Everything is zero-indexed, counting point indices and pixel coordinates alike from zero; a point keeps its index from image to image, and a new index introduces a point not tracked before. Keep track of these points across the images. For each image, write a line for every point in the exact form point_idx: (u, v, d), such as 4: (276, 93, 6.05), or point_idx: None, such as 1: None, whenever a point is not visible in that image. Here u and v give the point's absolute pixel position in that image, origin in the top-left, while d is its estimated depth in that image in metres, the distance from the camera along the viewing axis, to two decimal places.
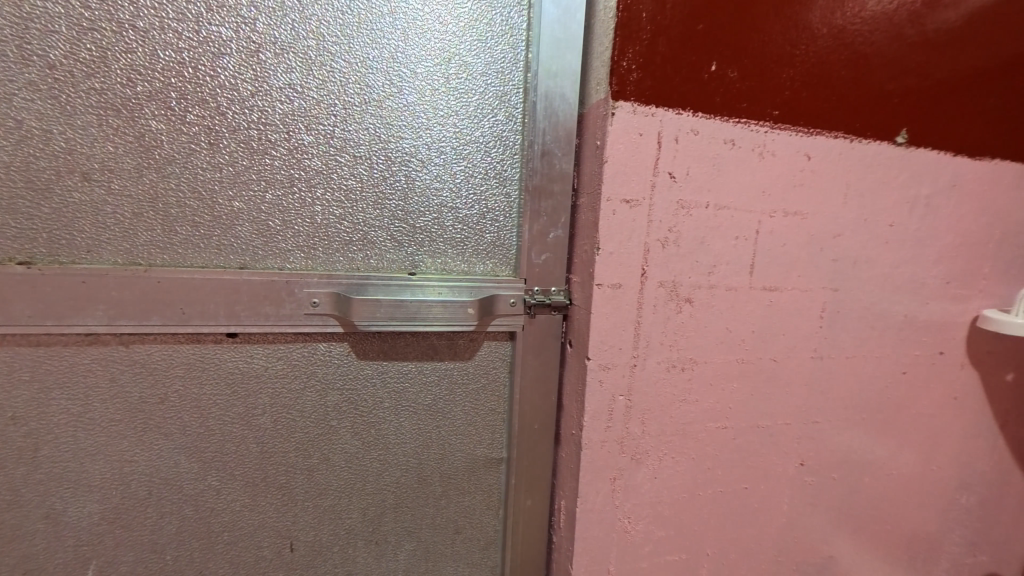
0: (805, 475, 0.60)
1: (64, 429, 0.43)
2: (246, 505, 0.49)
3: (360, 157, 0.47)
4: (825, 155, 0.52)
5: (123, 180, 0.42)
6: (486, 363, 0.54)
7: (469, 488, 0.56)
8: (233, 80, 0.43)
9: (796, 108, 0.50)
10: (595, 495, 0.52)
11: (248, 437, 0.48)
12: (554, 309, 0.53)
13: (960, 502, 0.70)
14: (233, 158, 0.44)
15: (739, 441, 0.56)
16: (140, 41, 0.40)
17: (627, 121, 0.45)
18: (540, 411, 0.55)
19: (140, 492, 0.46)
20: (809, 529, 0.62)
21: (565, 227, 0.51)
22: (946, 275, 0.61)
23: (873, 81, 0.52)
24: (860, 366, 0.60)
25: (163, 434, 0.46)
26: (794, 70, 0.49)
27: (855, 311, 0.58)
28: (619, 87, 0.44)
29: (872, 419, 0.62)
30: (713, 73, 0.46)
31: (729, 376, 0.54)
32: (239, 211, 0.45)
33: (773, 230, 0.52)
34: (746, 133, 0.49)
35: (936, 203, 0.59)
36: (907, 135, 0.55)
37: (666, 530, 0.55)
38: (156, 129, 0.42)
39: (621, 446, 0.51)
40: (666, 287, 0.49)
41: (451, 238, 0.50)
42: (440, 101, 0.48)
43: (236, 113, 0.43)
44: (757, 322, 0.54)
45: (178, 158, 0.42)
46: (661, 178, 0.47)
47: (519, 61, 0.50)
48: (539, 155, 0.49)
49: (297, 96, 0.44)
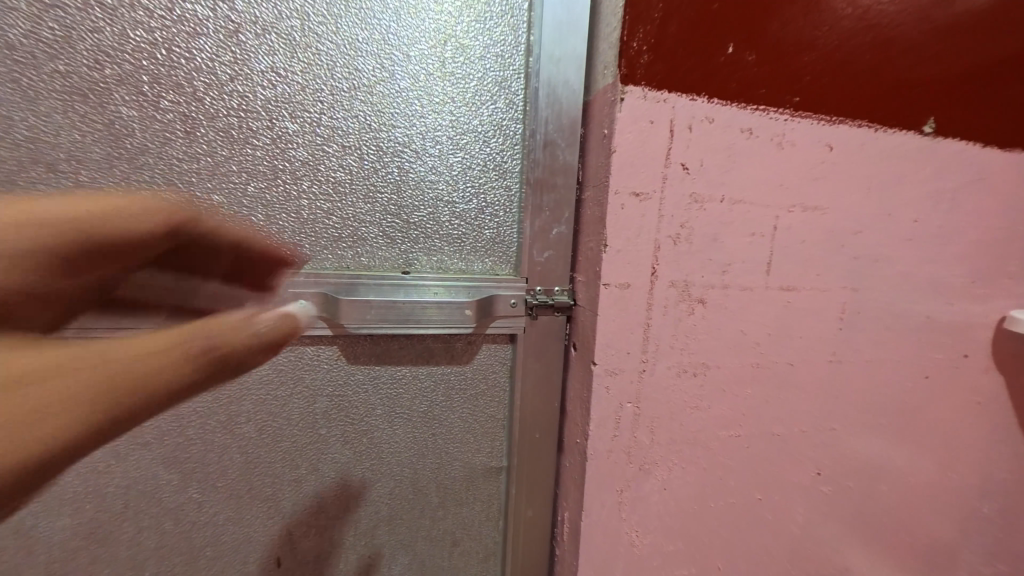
0: (820, 485, 0.57)
1: (269, 311, 0.28)
2: (229, 518, 0.46)
3: (350, 147, 0.43)
4: (847, 146, 0.49)
5: (92, 172, 0.38)
6: (486, 367, 0.51)
7: (468, 498, 0.53)
8: (210, 63, 0.39)
9: (818, 94, 0.46)
10: (600, 506, 0.49)
11: (230, 447, 0.45)
12: (557, 310, 0.50)
13: (981, 509, 0.67)
14: (212, 148, 0.41)
15: (753, 449, 0.53)
16: (108, 20, 0.37)
17: (637, 108, 0.41)
18: (542, 418, 0.52)
19: (117, 504, 0.43)
20: (823, 541, 0.59)
21: (569, 223, 0.48)
22: (972, 274, 0.58)
23: (898, 68, 0.49)
24: (880, 369, 0.56)
25: (140, 444, 0.43)
26: (816, 54, 0.45)
27: (877, 311, 0.54)
28: (628, 70, 0.40)
29: (891, 425, 0.59)
30: (730, 56, 0.43)
31: (743, 381, 0.51)
32: (218, 205, 0.41)
33: (791, 225, 0.48)
34: (764, 121, 0.45)
35: (964, 197, 0.55)
36: (934, 123, 0.52)
37: (675, 543, 0.52)
38: (126, 116, 0.39)
39: (628, 456, 0.48)
40: (678, 287, 0.46)
41: (448, 234, 0.47)
42: (436, 87, 0.45)
43: (214, 99, 0.40)
44: (773, 324, 0.50)
45: (152, 148, 0.39)
46: (673, 169, 0.43)
47: (520, 45, 0.46)
48: (541, 145, 0.46)
49: (281, 81, 0.41)
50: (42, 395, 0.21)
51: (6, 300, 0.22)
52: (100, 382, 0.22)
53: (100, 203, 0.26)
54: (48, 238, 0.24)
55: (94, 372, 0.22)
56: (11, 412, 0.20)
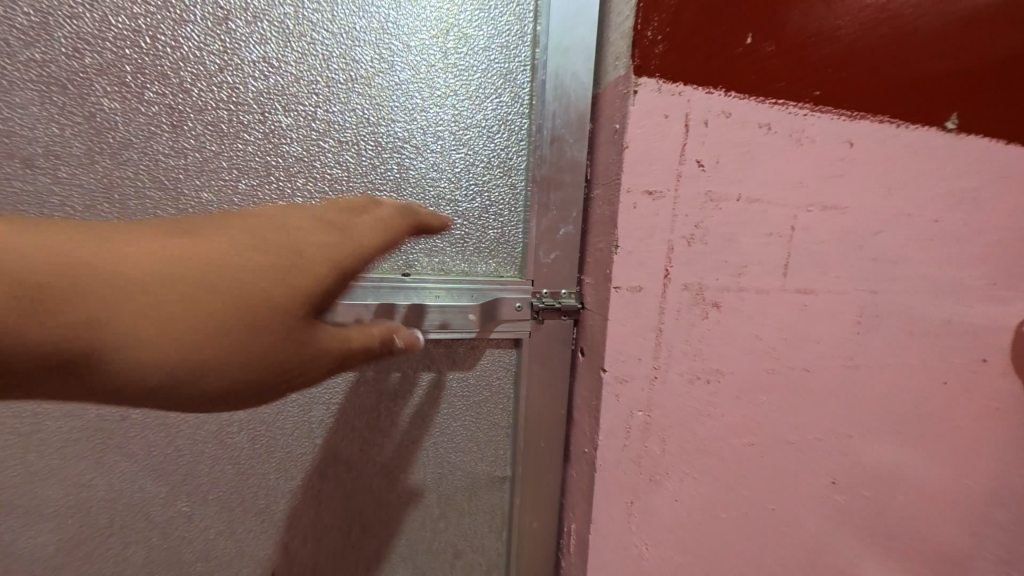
0: (835, 495, 0.55)
1: (409, 331, 0.34)
2: (221, 532, 0.44)
3: (346, 142, 0.41)
4: (867, 142, 0.47)
5: (72, 168, 0.36)
6: (490, 373, 0.49)
7: (470, 509, 0.51)
8: (197, 52, 0.37)
9: (838, 88, 0.44)
10: (609, 518, 0.47)
11: (221, 457, 0.43)
12: (564, 314, 0.47)
13: (997, 517, 0.66)
14: (200, 142, 0.38)
15: (767, 458, 0.51)
16: (87, 5, 0.35)
17: (650, 101, 0.39)
18: (548, 426, 0.50)
19: (101, 518, 0.41)
20: (837, 552, 0.57)
21: (577, 223, 0.46)
22: (992, 275, 0.56)
23: (920, 61, 0.47)
24: (897, 375, 0.54)
25: (125, 455, 0.41)
26: (836, 45, 0.43)
27: (895, 314, 0.52)
28: (641, 60, 0.38)
29: (908, 431, 0.57)
30: (748, 46, 0.41)
31: (757, 387, 0.49)
32: (208, 203, 0.39)
33: (808, 226, 0.46)
34: (783, 116, 0.43)
35: (986, 196, 0.53)
36: (957, 120, 0.50)
37: (686, 555, 0.50)
38: (108, 109, 0.36)
39: (638, 466, 0.46)
40: (691, 290, 0.44)
41: (450, 234, 0.45)
42: (438, 79, 0.43)
43: (202, 91, 0.38)
44: (789, 328, 0.48)
45: (135, 142, 0.37)
46: (688, 166, 0.41)
47: (526, 35, 0.44)
48: (548, 141, 0.44)
49: (273, 71, 0.39)
50: (233, 305, 0.27)
51: (269, 247, 0.28)
52: (284, 352, 0.28)
53: (349, 222, 0.31)
54: (308, 237, 0.29)
55: (283, 335, 0.28)
56: (239, 321, 0.27)
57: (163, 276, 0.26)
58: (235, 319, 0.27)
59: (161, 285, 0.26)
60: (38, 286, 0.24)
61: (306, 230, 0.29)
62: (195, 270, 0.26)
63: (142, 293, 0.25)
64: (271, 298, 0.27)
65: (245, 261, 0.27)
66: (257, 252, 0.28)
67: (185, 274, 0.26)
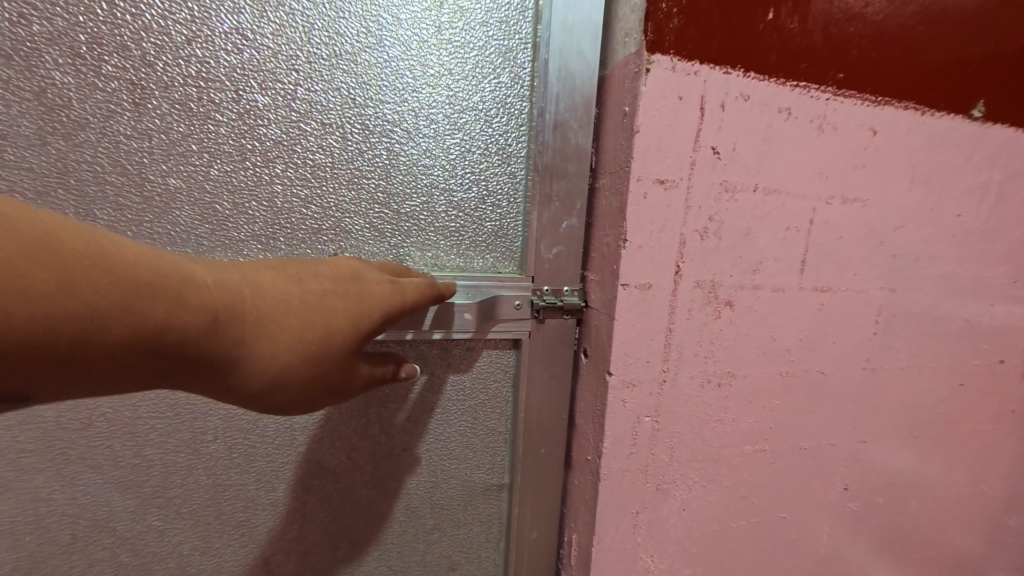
0: (848, 502, 0.53)
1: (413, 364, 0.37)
2: (196, 547, 0.41)
3: (330, 125, 0.38)
4: (891, 131, 0.44)
5: (20, 149, 0.32)
6: (486, 376, 0.46)
7: (466, 519, 0.48)
8: (161, 22, 0.33)
9: (863, 70, 0.41)
10: (614, 530, 0.44)
11: (195, 468, 0.40)
12: (566, 313, 0.44)
13: (1009, 522, 0.63)
14: (167, 123, 0.34)
15: (779, 465, 0.48)
16: None
17: (664, 81, 0.36)
18: (548, 431, 0.47)
19: (64, 534, 0.38)
20: (848, 561, 0.55)
21: (580, 215, 0.43)
22: (1013, 273, 0.53)
23: (949, 44, 0.44)
24: (914, 378, 0.52)
25: (89, 467, 0.37)
26: (862, 24, 0.40)
27: (914, 314, 0.50)
28: (655, 36, 0.35)
29: (924, 435, 0.54)
30: (769, 23, 0.37)
31: (771, 392, 0.46)
32: (176, 190, 0.35)
33: (828, 220, 0.43)
34: (804, 100, 0.40)
35: (1010, 190, 0.50)
36: (984, 108, 0.47)
37: (692, 567, 0.48)
38: (60, 84, 0.32)
39: (645, 475, 0.43)
40: (703, 287, 0.41)
41: (444, 227, 0.42)
42: (430, 57, 0.39)
43: (168, 65, 0.34)
44: (805, 329, 0.45)
45: (93, 121, 0.33)
46: (703, 153, 0.38)
47: (527, 10, 0.41)
48: (551, 126, 0.40)
49: (248, 45, 0.35)
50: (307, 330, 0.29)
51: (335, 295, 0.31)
52: (317, 382, 0.30)
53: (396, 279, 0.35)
54: (364, 290, 0.32)
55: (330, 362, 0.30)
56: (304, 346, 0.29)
57: (238, 303, 0.27)
58: (290, 351, 0.28)
59: (235, 310, 0.27)
60: (97, 282, 0.22)
61: (366, 282, 0.32)
62: (264, 300, 0.28)
63: (213, 315, 0.26)
64: (327, 336, 0.30)
65: (311, 301, 0.29)
66: (322, 295, 0.30)
67: (257, 304, 0.28)
